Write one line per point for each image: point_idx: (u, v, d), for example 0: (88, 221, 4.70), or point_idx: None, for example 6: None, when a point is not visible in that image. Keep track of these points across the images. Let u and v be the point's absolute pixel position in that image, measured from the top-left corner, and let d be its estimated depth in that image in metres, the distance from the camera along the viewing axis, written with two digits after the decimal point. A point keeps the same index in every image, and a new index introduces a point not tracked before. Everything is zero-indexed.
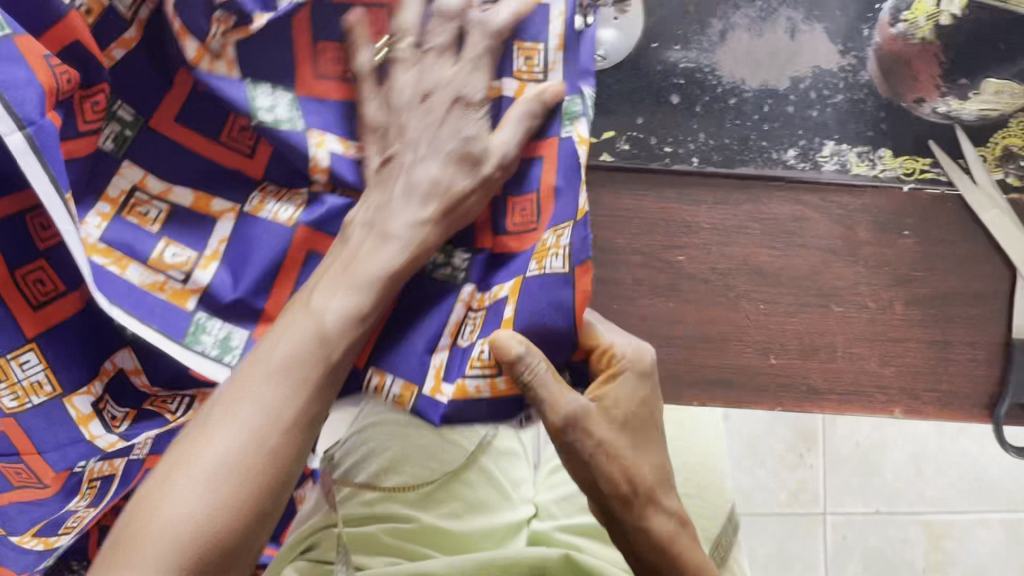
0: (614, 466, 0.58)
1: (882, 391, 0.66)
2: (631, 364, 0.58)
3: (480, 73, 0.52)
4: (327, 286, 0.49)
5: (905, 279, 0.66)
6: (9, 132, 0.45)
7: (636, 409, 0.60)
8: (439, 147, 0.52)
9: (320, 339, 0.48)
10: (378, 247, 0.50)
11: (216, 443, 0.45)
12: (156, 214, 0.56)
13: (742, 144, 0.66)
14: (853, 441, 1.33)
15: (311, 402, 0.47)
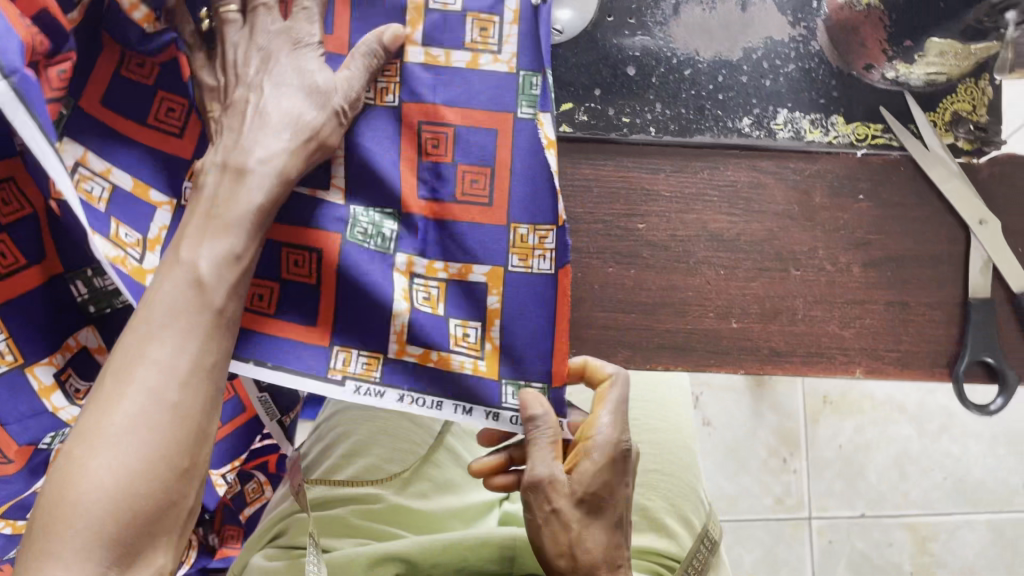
0: (563, 538, 0.58)
1: (844, 352, 0.67)
2: (602, 447, 0.59)
3: (312, 18, 0.54)
4: (195, 235, 0.48)
5: (862, 242, 0.67)
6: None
7: (599, 491, 0.58)
8: (285, 83, 0.52)
9: (197, 286, 0.46)
10: (237, 187, 0.49)
11: (116, 408, 0.43)
12: (101, 191, 0.56)
13: (698, 113, 0.67)
14: (836, 443, 1.33)
15: (207, 348, 0.46)
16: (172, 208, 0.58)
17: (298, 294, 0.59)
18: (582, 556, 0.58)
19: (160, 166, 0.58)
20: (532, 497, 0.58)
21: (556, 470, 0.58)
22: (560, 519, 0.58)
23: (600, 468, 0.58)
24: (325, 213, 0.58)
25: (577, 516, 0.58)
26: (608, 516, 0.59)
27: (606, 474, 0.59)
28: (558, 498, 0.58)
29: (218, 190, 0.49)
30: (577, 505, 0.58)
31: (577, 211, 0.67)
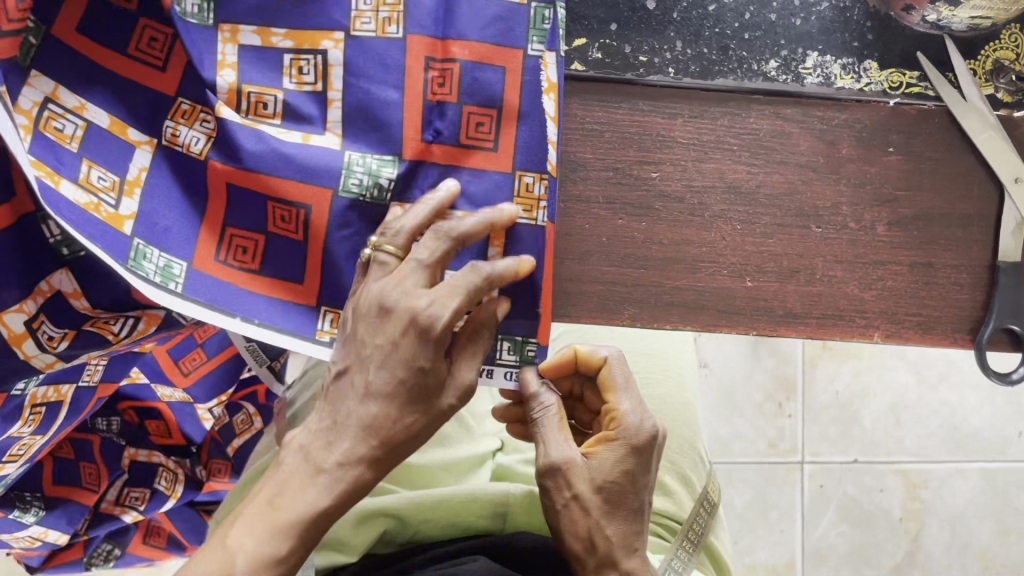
0: (582, 524, 0.55)
1: (862, 315, 0.63)
2: (628, 437, 0.56)
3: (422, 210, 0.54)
4: (363, 376, 0.50)
5: (889, 198, 0.63)
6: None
7: (624, 478, 0.56)
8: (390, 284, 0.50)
9: (366, 388, 0.50)
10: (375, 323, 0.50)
11: (241, 544, 0.49)
12: (73, 130, 0.56)
13: (722, 53, 0.62)
14: (833, 390, 1.32)
15: (283, 540, 0.49)
16: (152, 148, 0.58)
17: (285, 249, 0.60)
18: (601, 542, 0.55)
19: (144, 99, 0.58)
20: (550, 483, 0.56)
21: (572, 455, 0.56)
22: (580, 505, 0.55)
23: (624, 458, 0.56)
24: (322, 170, 0.59)
25: (597, 503, 0.55)
26: (630, 504, 0.56)
27: (631, 463, 0.56)
28: (577, 484, 0.55)
29: (377, 361, 0.50)
30: (597, 493, 0.55)
31: (586, 157, 0.62)
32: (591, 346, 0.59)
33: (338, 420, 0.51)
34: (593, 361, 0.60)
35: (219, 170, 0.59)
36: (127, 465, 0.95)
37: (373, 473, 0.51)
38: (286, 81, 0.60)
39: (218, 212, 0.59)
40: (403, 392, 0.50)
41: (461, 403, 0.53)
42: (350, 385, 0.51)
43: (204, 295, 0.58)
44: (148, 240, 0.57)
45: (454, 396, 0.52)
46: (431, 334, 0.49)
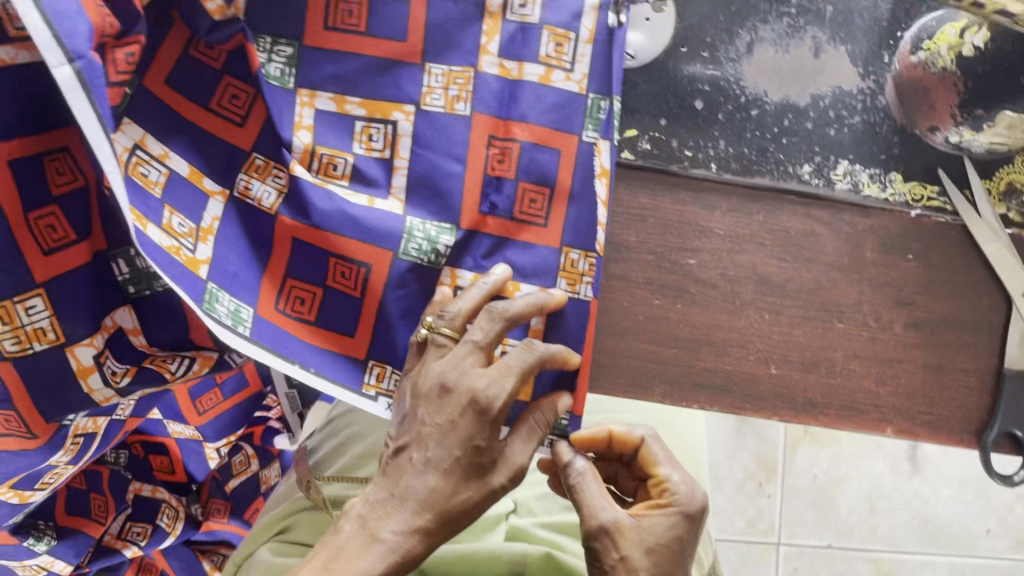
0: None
1: (877, 408, 0.67)
2: (680, 504, 0.58)
3: (478, 296, 0.60)
4: (420, 451, 0.56)
5: (907, 301, 0.68)
6: (58, 64, 0.46)
7: (671, 542, 0.58)
8: (450, 363, 0.57)
9: (424, 462, 0.56)
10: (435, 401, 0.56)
11: None
12: (156, 176, 0.59)
13: (761, 155, 0.67)
14: (811, 474, 1.34)
15: None
16: (224, 199, 0.61)
17: (341, 303, 0.63)
18: None
19: (221, 151, 0.62)
20: (599, 546, 0.57)
21: (621, 519, 0.58)
22: (629, 567, 0.56)
23: (674, 523, 0.58)
24: (386, 233, 0.62)
25: (647, 566, 0.57)
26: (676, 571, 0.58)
27: (680, 530, 0.58)
28: (627, 547, 0.57)
29: (434, 436, 0.56)
30: (647, 555, 0.57)
31: (629, 240, 0.66)
32: (628, 426, 0.62)
33: (397, 492, 0.56)
34: (630, 439, 0.62)
35: (289, 224, 0.62)
36: (131, 499, 0.97)
37: (424, 544, 0.56)
38: (356, 146, 0.63)
39: (281, 262, 0.62)
40: (457, 468, 0.56)
41: (510, 481, 0.58)
42: (409, 459, 0.57)
43: (268, 340, 0.61)
44: (220, 285, 0.59)
45: (504, 475, 0.57)
46: (488, 415, 0.55)
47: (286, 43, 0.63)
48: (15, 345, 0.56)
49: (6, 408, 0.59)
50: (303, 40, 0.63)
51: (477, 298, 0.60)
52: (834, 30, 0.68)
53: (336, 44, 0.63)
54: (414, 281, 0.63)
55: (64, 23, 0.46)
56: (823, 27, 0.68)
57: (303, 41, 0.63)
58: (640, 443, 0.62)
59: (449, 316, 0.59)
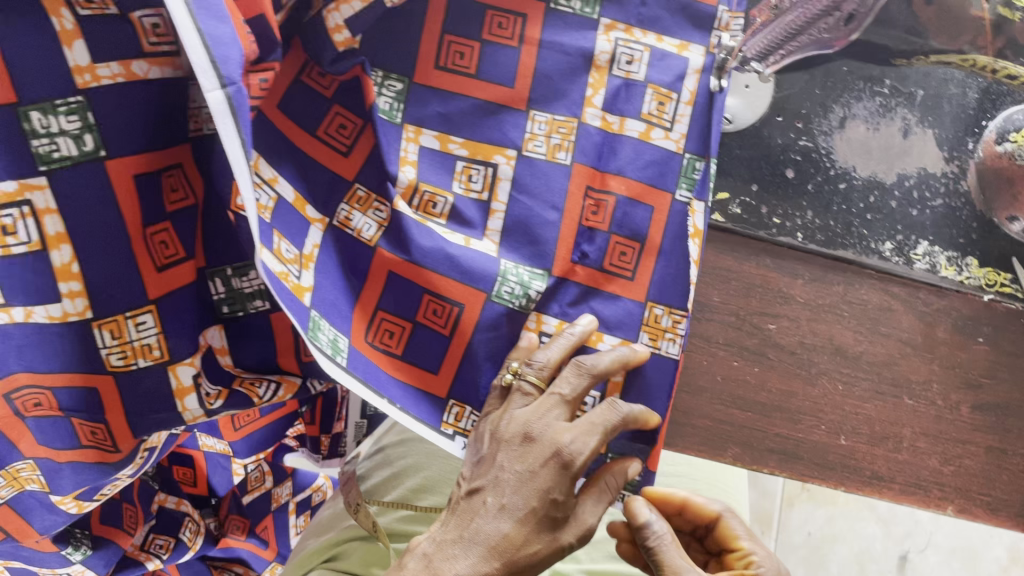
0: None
1: (939, 487, 0.68)
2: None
3: (564, 347, 0.59)
4: (495, 497, 0.53)
5: (975, 383, 0.69)
6: (212, 88, 0.46)
7: None
8: (535, 412, 0.55)
9: (500, 509, 0.53)
10: (519, 449, 0.54)
11: None
12: (267, 200, 0.58)
13: (846, 228, 0.68)
14: (805, 530, 1.34)
15: None
16: (323, 227, 0.61)
17: (429, 340, 0.63)
18: None
19: (323, 179, 0.62)
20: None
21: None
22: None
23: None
24: (480, 274, 0.62)
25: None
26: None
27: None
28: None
29: (513, 483, 0.53)
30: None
31: (713, 299, 0.68)
32: (707, 497, 0.62)
33: (465, 535, 0.53)
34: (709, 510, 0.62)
35: (387, 257, 0.62)
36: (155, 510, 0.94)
37: None
38: (456, 186, 0.64)
39: (374, 295, 0.62)
40: (532, 519, 0.52)
41: (577, 542, 0.56)
42: (482, 503, 0.54)
43: (359, 371, 0.60)
44: (322, 312, 0.59)
45: (572, 535, 0.55)
46: (572, 470, 0.53)
47: (397, 79, 0.64)
48: (120, 359, 0.55)
49: (96, 421, 0.57)
50: (414, 78, 0.64)
51: (563, 347, 0.59)
52: (923, 113, 0.70)
53: (445, 84, 0.64)
54: (500, 327, 0.63)
55: (220, 47, 0.46)
56: (914, 110, 0.70)
57: (414, 79, 0.64)
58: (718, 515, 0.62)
59: (536, 365, 0.58)
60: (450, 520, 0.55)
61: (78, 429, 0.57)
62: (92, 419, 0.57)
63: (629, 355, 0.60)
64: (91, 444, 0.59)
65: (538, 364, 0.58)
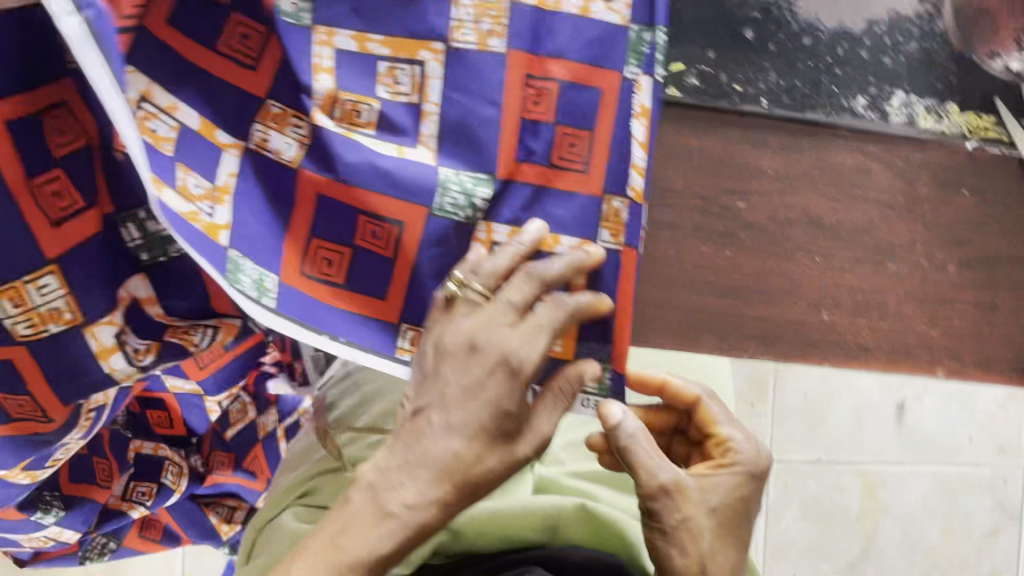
0: (691, 545, 0.56)
1: (928, 349, 0.65)
2: (744, 464, 0.59)
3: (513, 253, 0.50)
4: (440, 415, 0.46)
5: (962, 239, 0.65)
6: (65, 14, 0.41)
7: (731, 503, 0.58)
8: (478, 318, 0.47)
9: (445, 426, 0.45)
10: (462, 360, 0.46)
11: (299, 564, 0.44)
12: (166, 131, 0.53)
13: (814, 88, 0.62)
14: (802, 392, 1.36)
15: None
16: (239, 152, 0.56)
17: (371, 264, 0.58)
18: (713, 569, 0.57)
19: (232, 100, 0.55)
20: (659, 506, 0.56)
21: (683, 479, 0.56)
22: (689, 526, 0.56)
23: (740, 483, 0.59)
24: (418, 186, 0.57)
25: (709, 526, 0.57)
26: (735, 530, 0.59)
27: (744, 489, 0.59)
28: (686, 506, 0.56)
29: (459, 398, 0.45)
30: (710, 517, 0.57)
31: (676, 183, 0.62)
32: (685, 382, 0.63)
33: (412, 459, 0.46)
34: (686, 395, 0.63)
35: (313, 178, 0.56)
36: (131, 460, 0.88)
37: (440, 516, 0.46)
38: (381, 90, 0.57)
39: (304, 221, 0.57)
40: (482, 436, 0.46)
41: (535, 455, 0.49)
42: (428, 422, 0.46)
43: (295, 311, 0.57)
44: (243, 252, 0.56)
45: (529, 446, 0.48)
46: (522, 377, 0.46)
47: None
48: (29, 328, 0.51)
49: (21, 395, 0.54)
50: None
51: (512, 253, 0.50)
52: None
53: None
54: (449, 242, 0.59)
55: None
56: None
57: None
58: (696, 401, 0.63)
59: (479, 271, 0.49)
60: (396, 443, 0.47)
61: (5, 404, 0.54)
62: (16, 395, 0.54)
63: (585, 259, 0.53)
64: (22, 416, 0.56)
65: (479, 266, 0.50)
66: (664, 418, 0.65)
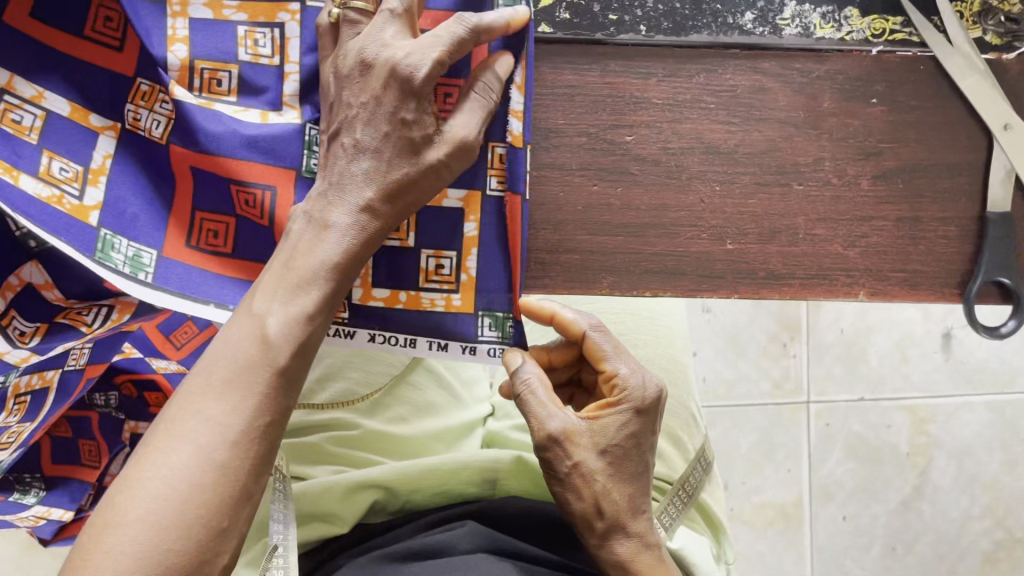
0: (586, 490, 0.58)
1: (846, 273, 0.62)
2: (629, 402, 0.58)
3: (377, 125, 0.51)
4: (269, 290, 0.51)
5: (874, 151, 0.61)
6: None
7: (623, 442, 0.58)
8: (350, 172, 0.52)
9: (289, 268, 0.51)
10: (318, 238, 0.52)
11: (172, 452, 0.47)
12: (31, 121, 0.55)
13: (695, 8, 0.60)
14: (837, 327, 1.29)
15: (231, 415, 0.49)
16: (116, 134, 0.57)
17: (255, 233, 0.59)
18: (607, 507, 0.58)
19: (103, 82, 0.56)
20: (551, 453, 0.58)
21: (571, 425, 0.58)
22: (583, 472, 0.58)
23: (628, 422, 0.58)
24: (284, 150, 0.58)
25: (600, 467, 0.58)
26: (632, 467, 0.59)
27: (634, 427, 0.59)
28: (577, 452, 0.58)
29: (306, 233, 0.52)
30: (600, 458, 0.58)
31: (557, 122, 0.60)
32: (573, 314, 0.61)
33: (287, 268, 0.51)
34: (572, 330, 0.61)
35: (182, 153, 0.57)
36: (128, 439, 0.85)
37: (299, 361, 0.51)
38: (242, 53, 0.58)
39: (186, 197, 0.58)
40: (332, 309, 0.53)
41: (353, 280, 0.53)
42: (295, 244, 0.52)
43: (175, 284, 0.57)
44: (115, 230, 0.56)
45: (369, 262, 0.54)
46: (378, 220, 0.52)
47: None
48: None
49: None
50: None
51: (375, 119, 0.51)
52: None
53: None
54: None
55: None
56: None
57: None
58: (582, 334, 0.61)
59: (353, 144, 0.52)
60: (272, 271, 0.52)
61: None
62: None
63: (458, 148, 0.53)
64: None
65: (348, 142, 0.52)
66: (566, 356, 0.63)
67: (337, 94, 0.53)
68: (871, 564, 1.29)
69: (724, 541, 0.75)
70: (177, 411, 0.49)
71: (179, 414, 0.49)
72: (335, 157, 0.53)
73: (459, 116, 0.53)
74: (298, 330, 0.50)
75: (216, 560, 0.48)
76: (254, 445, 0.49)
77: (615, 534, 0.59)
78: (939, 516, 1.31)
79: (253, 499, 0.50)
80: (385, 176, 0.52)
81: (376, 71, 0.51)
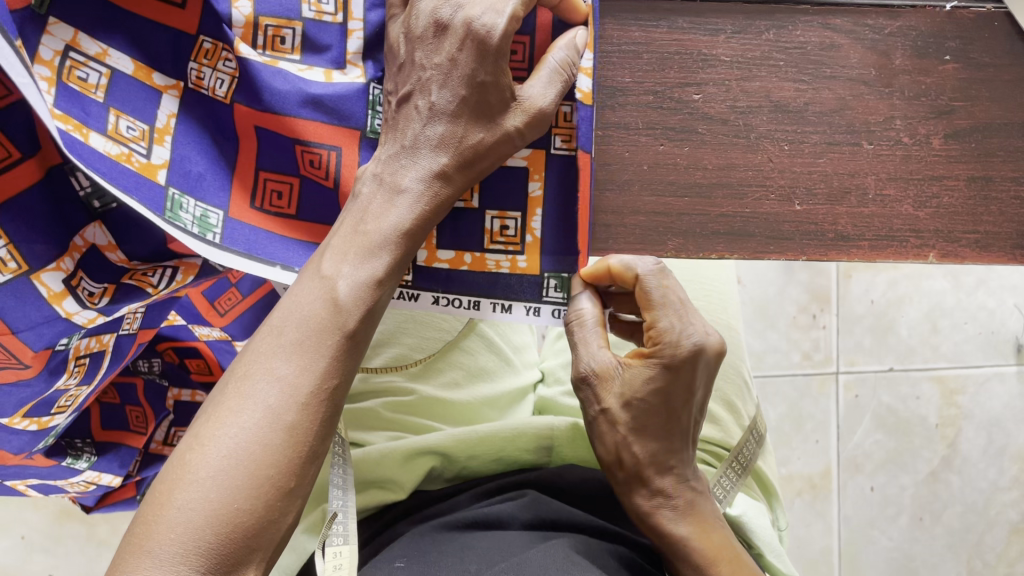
0: (608, 438, 0.60)
1: (916, 234, 0.63)
2: (661, 357, 0.58)
3: (453, 89, 0.51)
4: (338, 252, 0.50)
5: (946, 110, 0.62)
6: None
7: (650, 396, 0.59)
8: (424, 137, 0.52)
9: (361, 232, 0.51)
10: (390, 203, 0.51)
11: (240, 414, 0.46)
12: (97, 79, 0.53)
13: None
14: (868, 299, 1.28)
15: (302, 379, 0.47)
16: (179, 93, 0.56)
17: (318, 194, 0.59)
18: (631, 456, 0.60)
19: (166, 42, 0.55)
20: (586, 392, 0.61)
21: (601, 368, 0.60)
22: (608, 418, 0.60)
23: (656, 377, 0.58)
24: (350, 110, 0.58)
25: (626, 418, 0.60)
26: (661, 422, 0.59)
27: (663, 382, 0.58)
28: (609, 397, 0.60)
29: (376, 197, 0.52)
30: (626, 408, 0.59)
31: (624, 81, 0.60)
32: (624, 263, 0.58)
33: (356, 231, 0.51)
34: (627, 277, 0.58)
35: (248, 112, 0.57)
36: (172, 406, 0.85)
37: (367, 324, 0.50)
38: (305, 10, 0.57)
39: (250, 157, 0.58)
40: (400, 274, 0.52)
41: (418, 244, 0.52)
42: (363, 209, 0.51)
43: (241, 245, 0.56)
44: (182, 189, 0.55)
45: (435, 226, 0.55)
46: (449, 187, 0.52)
47: None
48: None
49: None
50: None
51: (451, 84, 0.51)
52: None
53: None
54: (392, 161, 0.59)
55: None
56: None
57: None
58: (636, 279, 0.58)
59: (429, 108, 0.52)
60: (340, 235, 0.51)
61: None
62: None
63: (531, 118, 0.53)
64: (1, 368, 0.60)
65: (423, 107, 0.52)
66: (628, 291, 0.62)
67: (409, 55, 0.52)
68: (899, 534, 1.27)
69: (777, 508, 0.76)
70: (247, 369, 0.48)
71: (249, 373, 0.48)
72: (408, 119, 0.52)
73: (536, 83, 0.53)
74: (369, 294, 0.50)
75: (283, 520, 0.47)
76: (322, 408, 0.48)
77: (634, 486, 0.60)
78: (968, 486, 1.29)
79: (320, 461, 0.49)
80: (461, 140, 0.52)
81: (452, 31, 0.51)
